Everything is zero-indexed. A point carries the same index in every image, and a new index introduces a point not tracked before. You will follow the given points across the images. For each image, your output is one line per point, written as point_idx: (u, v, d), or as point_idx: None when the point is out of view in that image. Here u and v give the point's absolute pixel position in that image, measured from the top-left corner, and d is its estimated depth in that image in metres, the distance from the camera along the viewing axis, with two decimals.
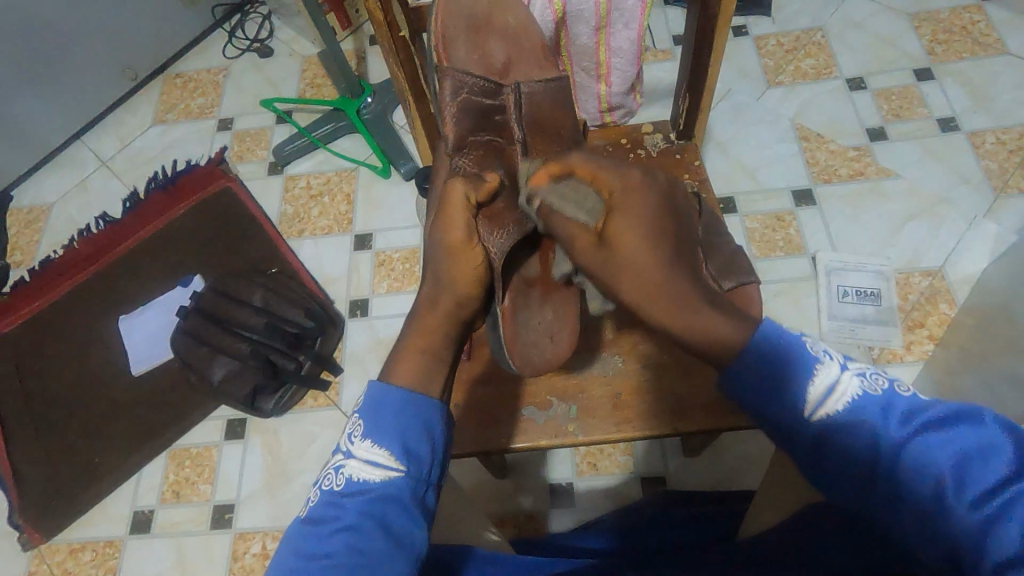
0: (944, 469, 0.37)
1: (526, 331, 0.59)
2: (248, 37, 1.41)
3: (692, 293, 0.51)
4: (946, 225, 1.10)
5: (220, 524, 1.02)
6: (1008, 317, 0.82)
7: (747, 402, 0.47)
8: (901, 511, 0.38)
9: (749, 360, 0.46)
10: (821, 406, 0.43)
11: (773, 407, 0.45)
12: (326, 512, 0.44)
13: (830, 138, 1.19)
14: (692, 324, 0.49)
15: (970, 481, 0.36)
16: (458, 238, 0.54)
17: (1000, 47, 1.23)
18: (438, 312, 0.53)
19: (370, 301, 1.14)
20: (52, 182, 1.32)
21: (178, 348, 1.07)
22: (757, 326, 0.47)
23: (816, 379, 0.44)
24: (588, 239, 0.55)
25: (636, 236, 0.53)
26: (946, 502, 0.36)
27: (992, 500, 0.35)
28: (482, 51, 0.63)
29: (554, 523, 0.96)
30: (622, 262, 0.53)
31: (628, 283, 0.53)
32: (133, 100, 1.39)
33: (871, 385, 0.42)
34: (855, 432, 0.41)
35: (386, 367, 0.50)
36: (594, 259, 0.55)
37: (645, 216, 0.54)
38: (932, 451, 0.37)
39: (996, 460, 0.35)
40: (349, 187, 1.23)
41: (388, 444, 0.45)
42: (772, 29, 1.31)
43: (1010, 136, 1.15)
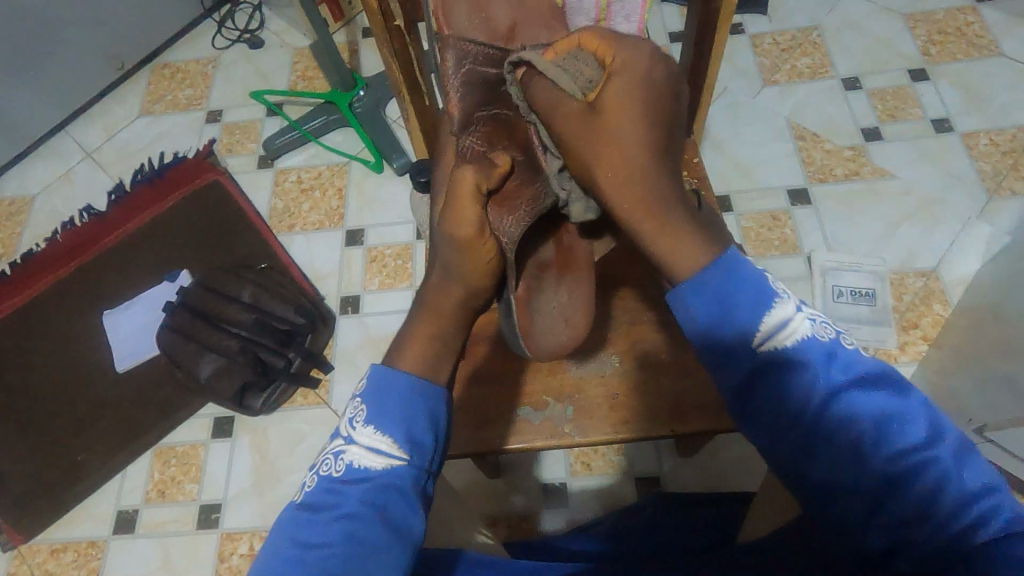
0: (866, 424, 0.40)
1: (540, 317, 0.57)
2: (239, 28, 1.38)
3: (675, 188, 0.48)
4: (940, 227, 1.10)
5: (206, 524, 1.00)
6: (1001, 318, 0.83)
7: (698, 337, 0.45)
8: (825, 456, 0.40)
9: (706, 280, 0.44)
10: (770, 340, 0.42)
11: (726, 331, 0.43)
12: (325, 497, 0.43)
13: (826, 138, 1.19)
14: (663, 228, 0.46)
15: (887, 441, 0.39)
16: (469, 232, 0.49)
17: (993, 49, 1.23)
18: (451, 292, 0.50)
19: (361, 298, 1.12)
20: (35, 173, 1.29)
21: (165, 346, 1.05)
22: (722, 252, 0.45)
23: (773, 311, 0.43)
24: (578, 108, 0.50)
25: (626, 102, 0.49)
26: (868, 453, 0.39)
27: (906, 457, 0.39)
28: (483, 14, 0.62)
29: (546, 523, 0.95)
30: (608, 127, 0.49)
31: (603, 165, 0.49)
32: (121, 90, 1.36)
33: (819, 330, 0.43)
34: (799, 373, 0.41)
35: (390, 353, 0.49)
36: (581, 125, 0.50)
37: (647, 93, 0.49)
38: (863, 407, 0.40)
39: (911, 426, 0.39)
40: (340, 181, 1.21)
41: (392, 432, 0.44)
42: (768, 28, 1.30)
43: (1003, 137, 1.15)
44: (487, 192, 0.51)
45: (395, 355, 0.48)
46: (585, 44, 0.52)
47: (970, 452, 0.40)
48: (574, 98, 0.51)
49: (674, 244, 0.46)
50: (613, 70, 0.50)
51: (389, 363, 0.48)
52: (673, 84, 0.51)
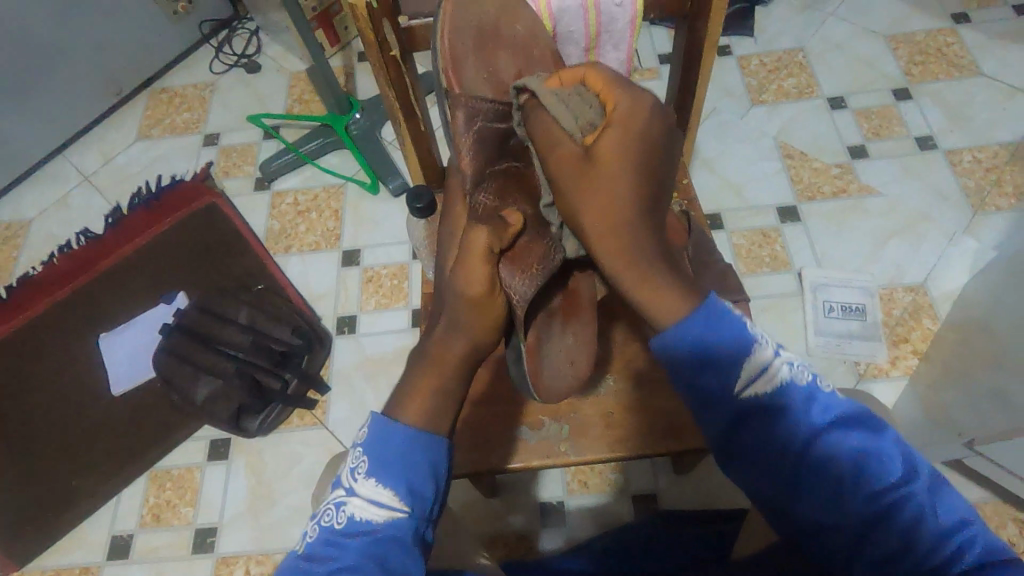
0: (846, 464, 0.43)
1: (549, 362, 0.55)
2: (235, 53, 1.41)
3: (651, 249, 0.49)
4: (926, 242, 1.12)
5: (202, 549, 0.99)
6: (989, 333, 0.84)
7: (673, 372, 0.47)
8: (802, 502, 0.44)
9: (687, 331, 0.45)
10: (752, 387, 0.45)
11: (709, 379, 0.46)
12: (327, 550, 0.43)
13: (813, 156, 1.22)
14: (654, 294, 0.47)
15: (866, 481, 0.42)
16: (478, 292, 0.49)
17: (973, 69, 1.26)
18: (452, 353, 0.50)
19: (358, 318, 1.13)
20: (32, 197, 1.29)
21: (161, 368, 1.04)
22: (702, 299, 0.47)
23: (751, 360, 0.45)
24: (574, 151, 0.53)
25: (621, 149, 0.50)
26: (845, 492, 0.43)
27: (884, 496, 0.42)
28: (489, 65, 0.62)
29: (544, 543, 0.95)
30: (602, 175, 0.50)
31: (591, 211, 0.51)
32: (118, 115, 1.37)
33: (800, 373, 0.45)
34: (778, 421, 0.44)
35: (392, 400, 0.48)
36: (569, 172, 0.52)
37: (642, 149, 0.50)
38: (842, 447, 0.43)
39: (889, 466, 0.42)
40: (336, 203, 1.23)
41: (393, 485, 0.44)
42: (755, 49, 1.34)
43: (986, 154, 1.18)
44: (500, 251, 0.51)
45: (398, 406, 0.47)
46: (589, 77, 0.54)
47: (944, 485, 0.43)
48: (573, 139, 0.53)
49: (656, 295, 0.47)
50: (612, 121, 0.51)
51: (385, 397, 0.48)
52: (669, 135, 0.53)
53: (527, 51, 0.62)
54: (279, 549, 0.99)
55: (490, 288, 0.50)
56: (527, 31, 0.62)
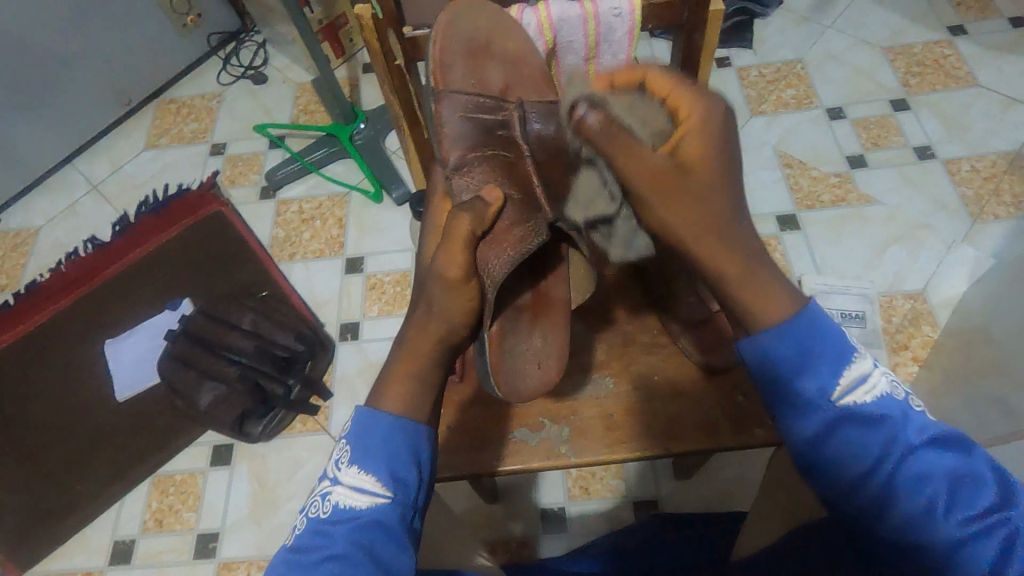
0: (939, 486, 0.38)
1: (512, 358, 0.57)
2: (243, 65, 1.43)
3: (755, 246, 0.44)
4: (926, 250, 1.12)
5: (203, 553, 1.00)
6: (989, 338, 0.85)
7: (762, 377, 0.43)
8: (888, 516, 0.39)
9: (793, 332, 0.41)
10: (852, 394, 0.41)
11: (803, 380, 0.41)
12: (313, 539, 0.43)
13: (811, 165, 1.23)
14: (758, 293, 0.42)
15: (961, 503, 0.38)
16: (456, 275, 0.49)
17: (970, 80, 1.28)
18: (428, 337, 0.50)
19: (360, 324, 1.14)
20: (41, 205, 1.31)
21: (165, 373, 1.06)
22: (805, 307, 0.43)
23: (852, 368, 0.41)
24: (661, 165, 0.43)
25: (709, 154, 0.43)
26: (934, 518, 0.38)
27: (979, 522, 0.37)
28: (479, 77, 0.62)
29: (545, 550, 0.95)
30: (690, 200, 0.43)
31: (685, 229, 0.43)
32: (126, 125, 1.39)
33: (895, 389, 0.41)
34: (874, 431, 0.40)
35: (376, 387, 0.49)
36: (667, 192, 0.42)
37: (722, 144, 0.44)
38: (935, 468, 0.38)
39: (982, 487, 0.38)
40: (340, 211, 1.24)
41: (374, 470, 0.44)
42: (754, 61, 1.36)
43: (984, 163, 1.19)
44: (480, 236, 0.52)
45: (381, 393, 0.48)
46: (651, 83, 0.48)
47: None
48: (651, 152, 0.43)
49: (762, 296, 0.42)
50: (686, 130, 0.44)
51: (373, 400, 0.48)
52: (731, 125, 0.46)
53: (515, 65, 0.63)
54: None
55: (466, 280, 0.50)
56: (518, 48, 0.63)
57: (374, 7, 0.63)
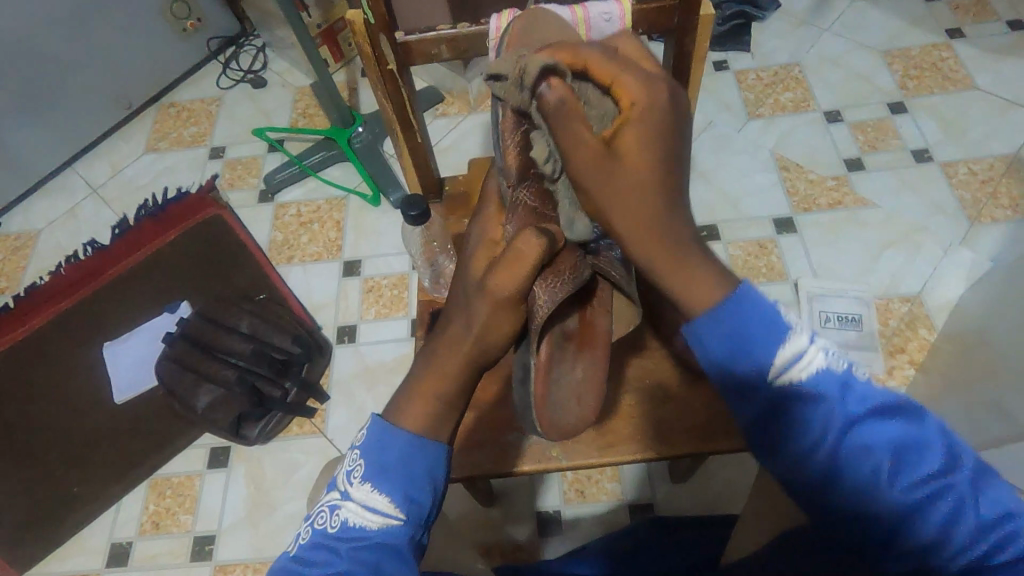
0: (882, 456, 0.37)
1: (556, 389, 0.52)
2: (242, 69, 1.44)
3: (683, 231, 0.42)
4: (923, 253, 1.12)
5: (200, 556, 1.00)
6: (986, 341, 0.85)
7: (701, 363, 0.41)
8: (840, 491, 0.38)
9: (725, 318, 0.39)
10: (788, 375, 0.39)
11: (737, 363, 0.39)
12: (318, 553, 0.42)
13: (809, 168, 1.23)
14: (676, 267, 0.41)
15: (904, 471, 0.37)
16: (505, 297, 0.47)
17: (968, 83, 1.28)
18: (459, 354, 0.47)
19: (358, 328, 1.14)
20: (41, 209, 1.32)
21: (162, 376, 1.06)
22: (735, 287, 0.40)
23: (786, 347, 0.38)
24: (594, 151, 0.43)
25: (644, 142, 0.43)
26: (879, 488, 0.37)
27: (920, 487, 0.36)
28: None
29: (541, 553, 0.94)
30: (624, 173, 0.43)
31: (617, 211, 0.43)
32: (126, 129, 1.40)
33: (834, 359, 0.39)
34: (812, 411, 0.38)
35: (396, 399, 0.47)
36: (595, 173, 0.43)
37: (665, 125, 0.43)
38: (878, 439, 0.37)
39: (927, 452, 0.37)
40: (338, 215, 1.25)
41: (389, 490, 0.43)
42: (751, 64, 1.36)
43: (982, 166, 1.19)
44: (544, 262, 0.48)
45: (398, 409, 0.46)
46: (590, 66, 0.47)
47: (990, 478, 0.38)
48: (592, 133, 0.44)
49: (691, 281, 0.40)
50: (628, 119, 0.44)
51: (394, 414, 0.47)
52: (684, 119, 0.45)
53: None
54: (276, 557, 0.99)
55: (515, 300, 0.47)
56: None
57: (366, 12, 0.63)
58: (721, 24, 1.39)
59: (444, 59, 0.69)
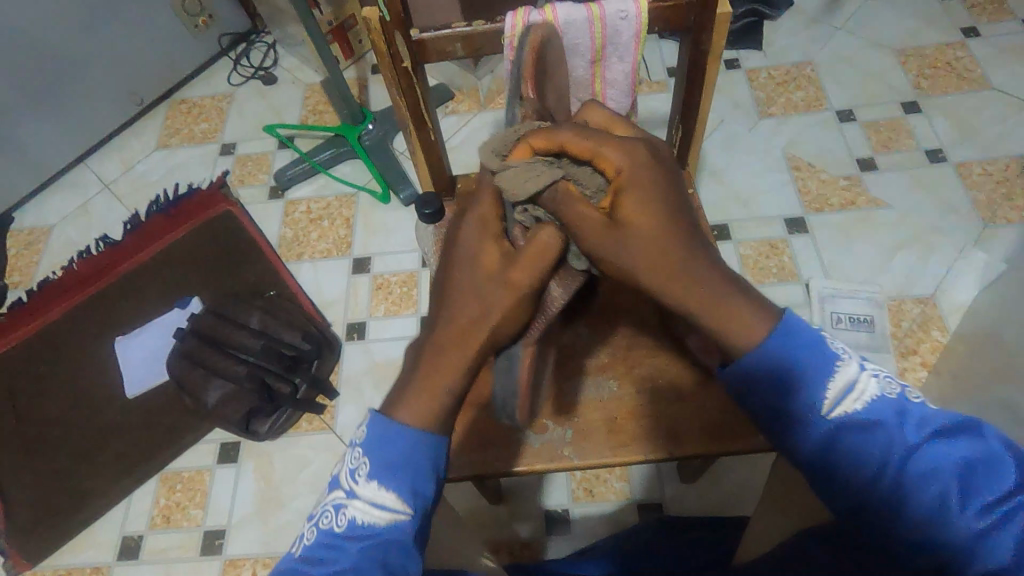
0: (950, 479, 0.38)
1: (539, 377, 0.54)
2: (253, 65, 1.45)
3: (720, 273, 0.42)
4: (936, 254, 1.11)
5: (209, 550, 1.01)
6: (1000, 343, 0.84)
7: (757, 397, 0.43)
8: (906, 517, 0.39)
9: (770, 351, 0.41)
10: (840, 404, 0.41)
11: (793, 398, 0.42)
12: (325, 552, 0.42)
13: (821, 168, 1.22)
14: (719, 311, 0.41)
15: (973, 493, 0.38)
16: (515, 285, 0.44)
17: (984, 82, 1.27)
18: (471, 346, 0.44)
19: (367, 324, 1.14)
20: (54, 204, 1.33)
21: (174, 371, 1.07)
22: (780, 319, 0.42)
23: (835, 376, 0.41)
24: (599, 224, 0.44)
25: (650, 209, 0.43)
26: (948, 514, 0.38)
27: (995, 507, 0.37)
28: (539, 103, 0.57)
29: (550, 552, 0.94)
30: (636, 237, 0.42)
31: (631, 261, 0.43)
32: (138, 125, 1.41)
33: (888, 387, 0.41)
34: (872, 436, 0.40)
35: (396, 390, 0.45)
36: (605, 245, 0.43)
37: (660, 183, 0.44)
38: (941, 459, 0.38)
39: (999, 471, 0.38)
40: (348, 212, 1.25)
41: (397, 487, 0.43)
42: (764, 63, 1.35)
43: (996, 167, 1.17)
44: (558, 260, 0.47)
45: (397, 404, 0.44)
46: (567, 147, 0.46)
47: None
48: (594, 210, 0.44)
49: (741, 325, 0.41)
50: (624, 187, 0.44)
51: (392, 409, 0.44)
52: (666, 163, 0.45)
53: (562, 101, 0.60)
54: (284, 553, 0.99)
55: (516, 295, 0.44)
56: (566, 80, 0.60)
57: (382, 10, 0.63)
58: (733, 22, 1.38)
59: (457, 56, 0.69)
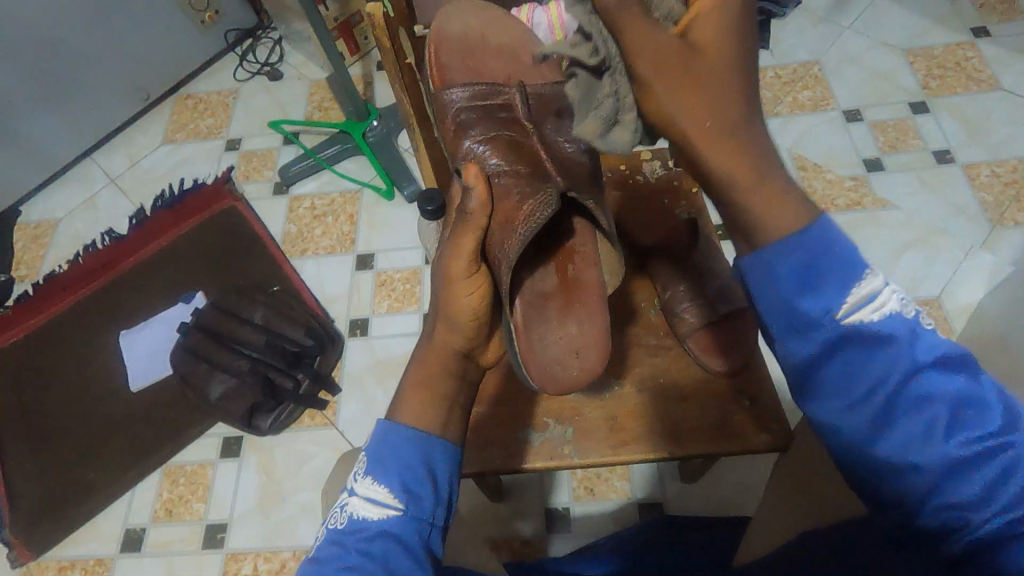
0: (941, 412, 0.37)
1: (542, 347, 0.56)
2: (259, 61, 1.45)
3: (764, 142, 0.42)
4: (942, 256, 1.11)
5: (212, 544, 1.01)
6: (1006, 345, 0.83)
7: (759, 294, 0.40)
8: (890, 435, 0.37)
9: (800, 246, 0.38)
10: (862, 310, 0.37)
11: (810, 300, 0.38)
12: (327, 549, 0.42)
13: (827, 168, 1.21)
14: (760, 185, 0.41)
15: (958, 428, 0.37)
16: (460, 270, 0.51)
17: (992, 83, 1.25)
18: (439, 350, 0.52)
19: (370, 321, 1.14)
20: (61, 198, 1.34)
21: (178, 365, 1.07)
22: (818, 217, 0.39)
23: (861, 285, 0.38)
24: (670, 46, 0.44)
25: (722, 41, 0.44)
26: (933, 440, 0.37)
27: (975, 446, 0.36)
28: (477, 72, 0.62)
29: (550, 549, 0.95)
30: (698, 67, 0.43)
31: (687, 112, 0.43)
32: (145, 119, 1.42)
33: (905, 306, 0.38)
34: (878, 354, 0.37)
35: (391, 404, 0.49)
36: (669, 66, 0.43)
37: (738, 25, 0.44)
38: (940, 392, 0.37)
39: (986, 413, 0.37)
40: (352, 208, 1.25)
41: (389, 482, 0.43)
42: (771, 62, 1.34)
43: (1005, 169, 1.16)
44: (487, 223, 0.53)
45: (397, 409, 0.48)
46: None
47: None
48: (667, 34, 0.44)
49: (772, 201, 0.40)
50: (697, 19, 0.44)
51: (392, 417, 0.48)
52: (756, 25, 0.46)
53: (512, 56, 0.62)
54: (286, 548, 1.00)
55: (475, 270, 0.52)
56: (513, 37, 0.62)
57: (386, 6, 0.63)
58: None
59: None
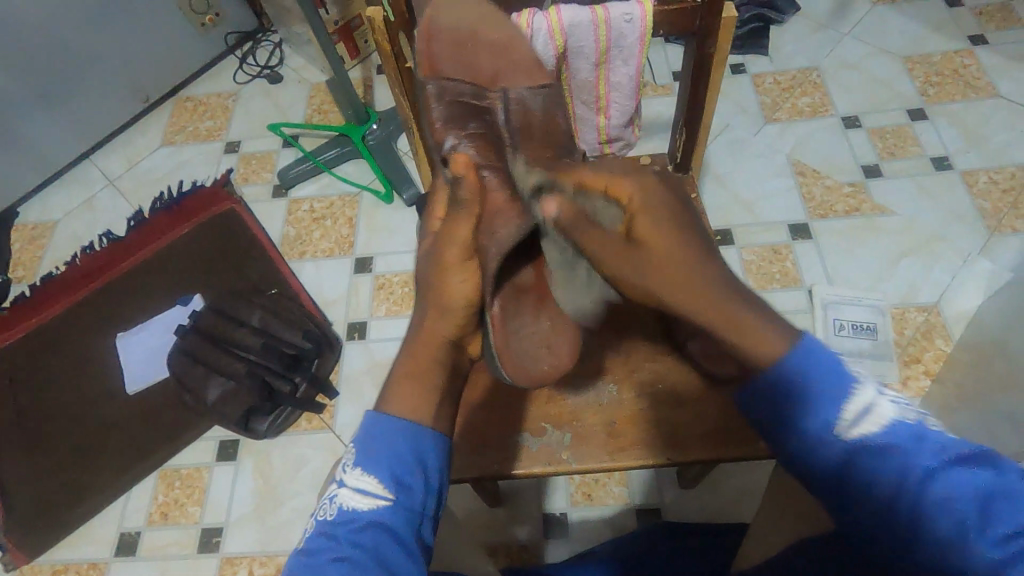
0: (969, 507, 0.37)
1: (516, 339, 0.55)
2: (259, 64, 1.45)
3: (736, 299, 0.47)
4: (941, 262, 1.11)
5: (207, 548, 1.00)
6: (1004, 352, 0.83)
7: (773, 416, 0.44)
8: (923, 542, 0.38)
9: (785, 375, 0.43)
10: (859, 425, 0.41)
11: (809, 420, 0.42)
12: (317, 541, 0.42)
13: (826, 174, 1.21)
14: (741, 331, 0.45)
15: (990, 522, 0.36)
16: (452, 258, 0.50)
17: (990, 90, 1.26)
18: (426, 342, 0.50)
19: (368, 324, 1.14)
20: (59, 199, 1.34)
21: (175, 368, 1.07)
22: (798, 342, 0.44)
23: (852, 401, 0.42)
24: (616, 243, 0.50)
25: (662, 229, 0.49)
26: (967, 538, 0.36)
27: (1014, 539, 0.36)
28: (471, 66, 0.57)
29: (548, 555, 0.94)
30: (650, 252, 0.49)
31: (664, 291, 0.48)
32: (143, 121, 1.42)
33: (904, 413, 0.41)
34: (884, 460, 0.39)
35: (382, 392, 0.48)
36: (624, 263, 0.50)
37: (670, 209, 0.51)
38: (961, 487, 0.37)
39: (1017, 501, 0.37)
40: (350, 211, 1.25)
41: (378, 472, 0.43)
42: (770, 68, 1.34)
43: (1002, 176, 1.17)
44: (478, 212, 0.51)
45: (388, 398, 0.47)
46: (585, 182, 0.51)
47: None
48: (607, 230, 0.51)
49: (760, 341, 0.45)
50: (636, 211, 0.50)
51: (381, 407, 0.47)
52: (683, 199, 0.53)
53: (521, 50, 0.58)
54: (282, 552, 0.99)
55: (470, 259, 0.51)
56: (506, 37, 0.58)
57: (386, 10, 0.63)
58: (740, 26, 1.37)
59: None
